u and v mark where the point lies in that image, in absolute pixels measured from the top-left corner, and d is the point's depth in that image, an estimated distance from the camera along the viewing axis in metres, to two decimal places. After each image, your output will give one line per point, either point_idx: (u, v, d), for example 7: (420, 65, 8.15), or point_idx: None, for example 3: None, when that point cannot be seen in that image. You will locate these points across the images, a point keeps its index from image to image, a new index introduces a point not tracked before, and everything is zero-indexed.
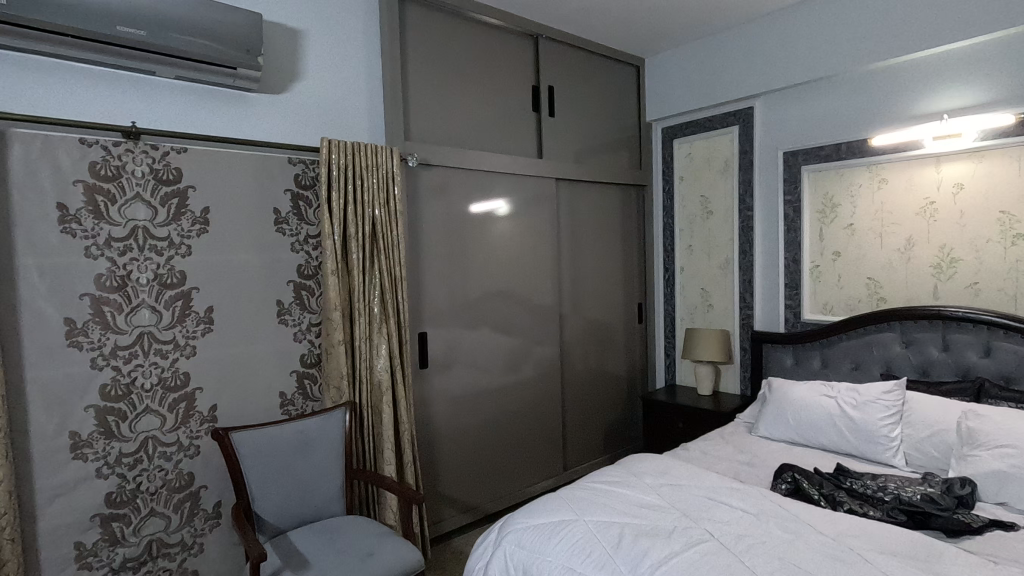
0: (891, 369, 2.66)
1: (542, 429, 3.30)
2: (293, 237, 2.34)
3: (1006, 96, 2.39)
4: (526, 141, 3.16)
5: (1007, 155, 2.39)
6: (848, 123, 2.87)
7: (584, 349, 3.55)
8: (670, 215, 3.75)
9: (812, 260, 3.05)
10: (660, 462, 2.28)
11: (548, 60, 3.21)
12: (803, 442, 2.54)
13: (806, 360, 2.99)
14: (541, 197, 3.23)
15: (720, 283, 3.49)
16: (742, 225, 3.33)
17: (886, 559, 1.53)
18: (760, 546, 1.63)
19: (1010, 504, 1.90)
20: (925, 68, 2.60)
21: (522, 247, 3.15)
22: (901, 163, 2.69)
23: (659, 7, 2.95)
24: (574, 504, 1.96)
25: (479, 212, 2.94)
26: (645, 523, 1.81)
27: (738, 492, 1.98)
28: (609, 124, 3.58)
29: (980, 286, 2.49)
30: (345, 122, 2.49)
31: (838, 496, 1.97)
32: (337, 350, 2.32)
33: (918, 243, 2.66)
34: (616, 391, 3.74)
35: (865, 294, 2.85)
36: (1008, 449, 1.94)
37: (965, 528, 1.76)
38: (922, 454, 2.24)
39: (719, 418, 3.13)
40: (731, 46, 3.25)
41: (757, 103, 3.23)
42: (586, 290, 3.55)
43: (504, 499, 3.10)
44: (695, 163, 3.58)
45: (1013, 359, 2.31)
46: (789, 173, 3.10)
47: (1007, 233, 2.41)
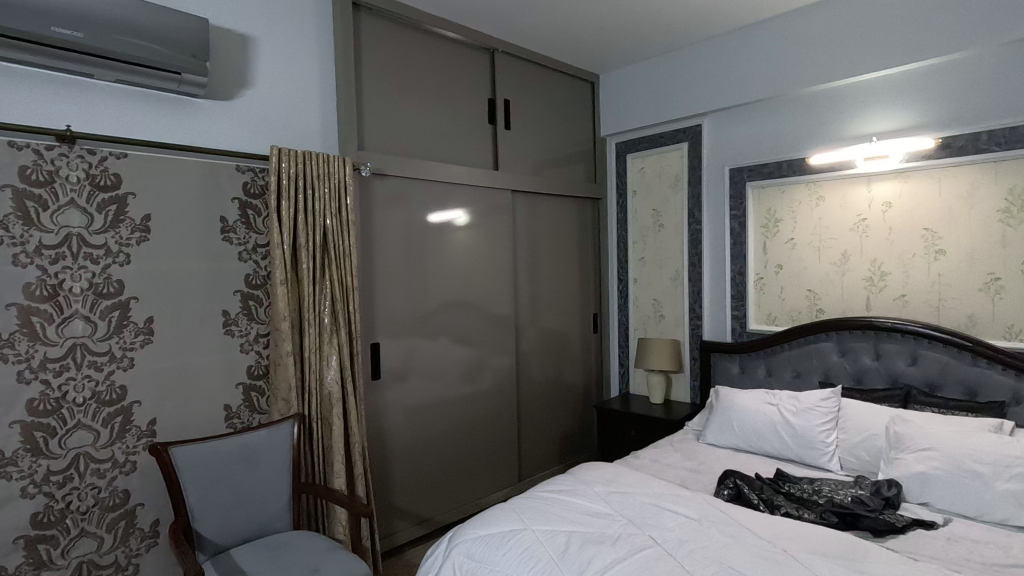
0: (829, 377, 2.79)
1: (498, 439, 3.30)
2: (241, 246, 2.29)
3: (930, 121, 2.56)
4: (482, 153, 3.18)
5: (929, 176, 2.56)
6: (788, 143, 3.02)
7: (540, 359, 3.58)
8: (624, 227, 3.84)
9: (756, 273, 3.17)
10: (610, 470, 2.32)
11: (504, 75, 3.26)
12: (747, 449, 2.64)
13: (751, 369, 3.10)
14: (498, 208, 3.26)
15: (671, 294, 3.59)
16: (691, 238, 3.44)
17: (817, 560, 1.60)
18: (700, 550, 1.68)
19: (932, 504, 2.01)
20: (856, 94, 2.77)
21: (478, 257, 3.16)
22: (835, 182, 2.84)
23: (611, 26, 3.04)
24: (523, 514, 1.97)
25: (435, 222, 2.95)
26: (593, 531, 1.84)
27: (683, 498, 2.03)
28: (564, 137, 3.65)
29: (907, 298, 2.64)
30: (297, 131, 2.46)
31: (777, 500, 2.05)
32: (286, 361, 2.28)
33: (852, 257, 2.81)
34: (572, 400, 3.78)
35: (804, 305, 2.99)
36: (930, 452, 2.07)
37: (890, 528, 1.86)
38: (855, 458, 2.36)
39: (669, 426, 3.21)
40: (681, 66, 3.37)
41: (705, 121, 3.35)
42: (543, 301, 3.59)
43: (459, 511, 3.09)
44: (647, 178, 3.68)
45: (937, 367, 2.47)
46: (734, 188, 3.22)
47: (931, 249, 2.57)
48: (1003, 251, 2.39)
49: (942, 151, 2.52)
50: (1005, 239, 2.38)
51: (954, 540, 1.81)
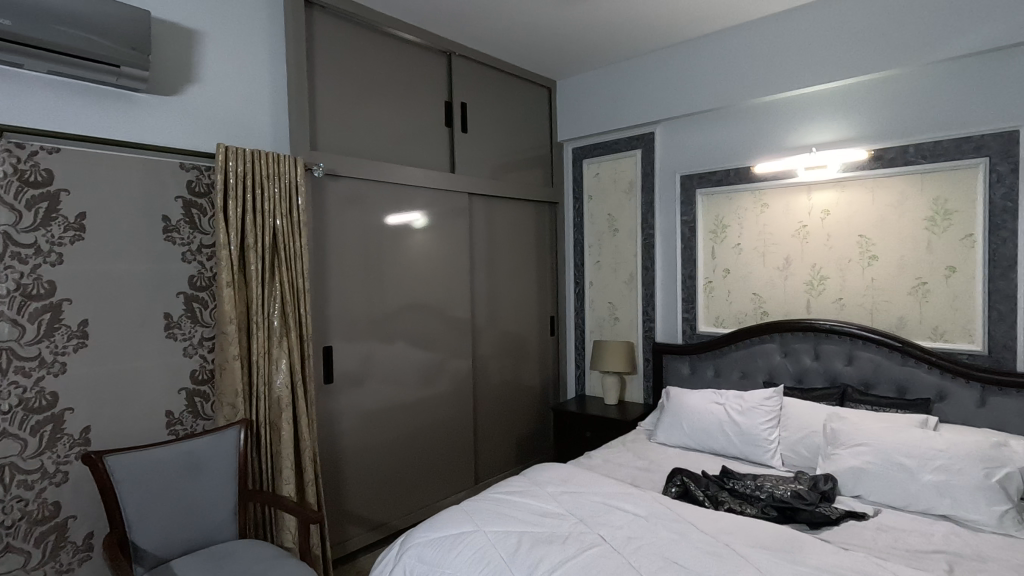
0: (772, 377, 2.91)
1: (455, 442, 3.29)
2: (185, 246, 2.22)
3: (864, 134, 2.71)
4: (439, 155, 3.18)
5: (864, 186, 2.71)
6: (735, 152, 3.14)
7: (498, 362, 3.59)
8: (580, 231, 3.90)
9: (706, 276, 3.27)
10: (563, 470, 2.35)
11: (461, 78, 3.27)
12: (696, 447, 2.72)
13: (701, 370, 3.20)
14: (456, 211, 3.26)
15: (626, 297, 3.66)
16: (645, 243, 3.53)
17: (755, 552, 1.67)
18: (646, 547, 1.72)
19: (863, 496, 2.12)
20: (798, 106, 2.90)
21: (436, 260, 3.16)
22: (778, 189, 2.97)
23: (566, 34, 3.09)
24: (474, 516, 1.97)
25: (392, 225, 2.93)
26: (543, 531, 1.86)
27: (632, 496, 2.08)
28: (522, 142, 3.68)
29: (844, 301, 2.78)
30: (245, 129, 2.40)
31: (721, 496, 2.12)
32: (233, 365, 2.21)
33: (794, 262, 2.94)
34: (529, 402, 3.81)
35: (750, 308, 3.10)
36: (863, 447, 2.18)
37: (825, 520, 1.95)
38: (795, 454, 2.46)
39: (623, 426, 3.27)
40: (635, 74, 3.45)
41: (658, 129, 3.45)
42: (501, 304, 3.61)
43: (414, 515, 3.06)
44: (603, 183, 3.75)
45: (870, 367, 2.61)
46: (685, 195, 3.32)
47: (865, 254, 2.72)
48: (930, 257, 2.55)
49: (875, 162, 2.67)
50: (931, 246, 2.54)
51: (882, 530, 1.92)
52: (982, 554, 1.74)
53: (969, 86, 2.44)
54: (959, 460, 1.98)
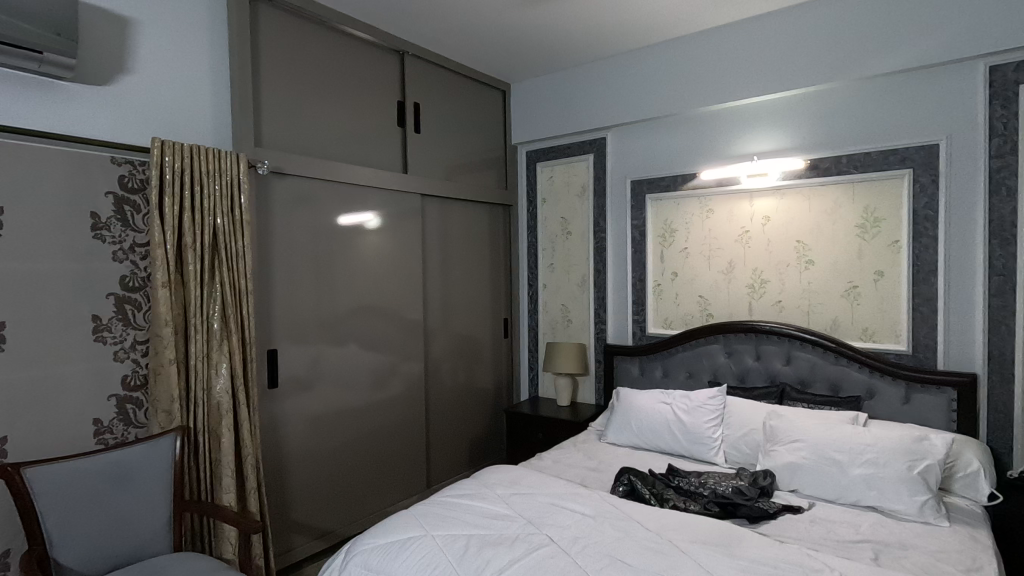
0: (717, 377, 3.01)
1: (406, 446, 3.24)
2: (116, 245, 2.10)
3: (801, 144, 2.84)
4: (390, 155, 3.13)
5: (801, 194, 2.84)
6: (682, 159, 3.23)
7: (452, 365, 3.56)
8: (533, 234, 3.92)
9: (655, 279, 3.35)
10: (513, 472, 2.36)
11: (413, 78, 3.23)
12: (644, 446, 2.78)
13: (650, 371, 3.28)
14: (409, 212, 3.22)
15: (578, 300, 3.71)
16: (597, 246, 3.58)
17: (697, 547, 1.71)
18: (593, 546, 1.74)
19: (799, 490, 2.22)
20: (741, 115, 3.01)
21: (389, 261, 3.11)
22: (722, 196, 3.07)
23: (519, 38, 3.11)
24: (423, 520, 1.95)
25: (344, 225, 2.87)
26: (492, 533, 1.86)
27: (580, 496, 2.10)
28: (476, 143, 3.68)
29: (783, 304, 2.90)
30: (183, 123, 2.30)
31: (666, 494, 2.17)
32: (168, 369, 2.11)
33: (737, 266, 3.05)
34: (482, 404, 3.79)
35: (696, 310, 3.20)
36: (799, 443, 2.28)
37: (763, 514, 2.02)
38: (737, 451, 2.55)
39: (574, 427, 3.31)
40: (587, 80, 3.50)
41: (609, 135, 3.51)
42: (455, 307, 3.59)
43: (363, 521, 3.00)
44: (556, 186, 3.79)
45: (806, 366, 2.74)
46: (635, 199, 3.40)
47: (803, 259, 2.85)
48: (860, 262, 2.69)
49: (811, 172, 2.80)
50: (861, 252, 2.69)
51: (816, 522, 2.01)
52: (905, 542, 1.85)
53: (895, 102, 2.60)
54: (885, 454, 2.10)
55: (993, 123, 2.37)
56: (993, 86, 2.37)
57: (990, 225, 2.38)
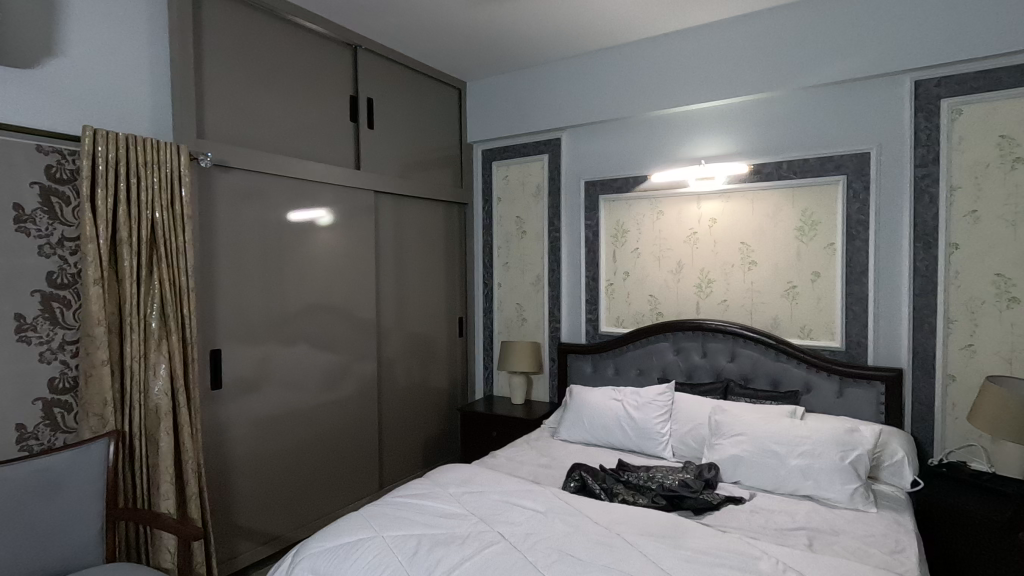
0: (666, 374, 3.10)
1: (358, 447, 3.18)
2: (42, 239, 1.98)
3: (745, 150, 2.96)
4: (343, 151, 3.07)
5: (746, 198, 2.95)
6: (634, 161, 3.30)
7: (405, 364, 3.52)
8: (488, 233, 3.92)
9: (607, 279, 3.42)
10: (465, 471, 2.35)
11: (366, 72, 3.18)
12: (596, 443, 2.83)
13: (602, 369, 3.34)
14: (362, 209, 3.17)
15: (533, 299, 3.74)
16: (551, 245, 3.62)
17: (644, 539, 1.76)
18: (543, 541, 1.76)
19: (741, 482, 2.31)
20: (690, 120, 3.11)
21: (340, 259, 3.05)
22: (672, 198, 3.17)
23: (475, 36, 3.11)
24: (373, 521, 1.92)
25: (294, 222, 2.79)
26: (443, 532, 1.85)
27: (532, 493, 2.12)
28: (431, 141, 3.65)
29: (728, 303, 3.02)
30: (119, 112, 2.19)
31: (616, 488, 2.22)
32: (101, 371, 2.00)
33: (685, 266, 3.14)
34: (436, 404, 3.77)
35: (647, 309, 3.28)
36: (741, 436, 2.38)
37: (708, 506, 2.10)
38: (684, 445, 2.63)
39: (528, 425, 3.33)
40: (542, 80, 3.53)
41: (563, 136, 3.55)
42: (409, 305, 3.55)
43: (312, 525, 2.93)
44: (511, 186, 3.81)
45: (749, 362, 2.86)
46: (589, 200, 3.45)
47: (746, 260, 2.96)
48: (798, 263, 2.83)
49: (754, 176, 2.92)
50: (800, 254, 2.82)
51: (756, 511, 2.10)
52: (836, 528, 1.96)
53: (831, 112, 2.74)
54: (819, 445, 2.21)
55: (917, 133, 2.53)
56: (918, 99, 2.53)
57: (914, 229, 2.55)
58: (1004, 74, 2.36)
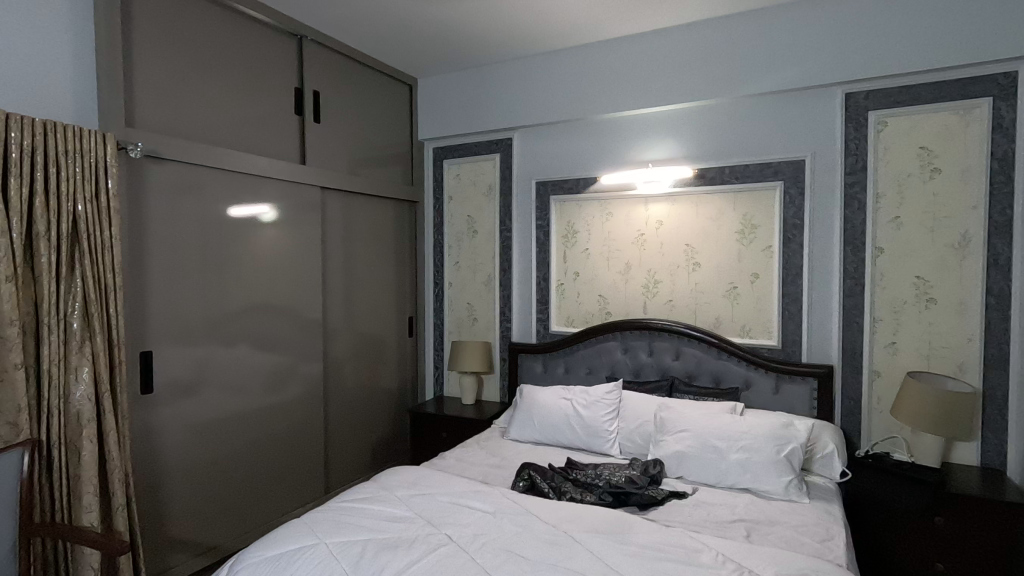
0: (614, 372, 3.16)
1: (303, 451, 3.08)
2: None
3: (690, 155, 3.04)
4: (287, 145, 2.96)
5: (691, 201, 3.04)
6: (585, 162, 3.34)
7: (354, 365, 3.44)
8: (439, 231, 3.88)
9: (558, 279, 3.45)
10: (414, 473, 2.32)
11: (313, 64, 3.08)
12: (545, 442, 2.85)
13: (552, 368, 3.37)
14: (309, 206, 3.06)
15: (484, 298, 3.72)
16: (502, 245, 3.62)
17: (591, 536, 1.78)
18: (491, 542, 1.75)
19: (685, 477, 2.38)
20: (639, 124, 3.17)
21: (285, 257, 2.94)
22: (620, 200, 3.23)
23: (426, 32, 3.07)
24: (316, 528, 1.87)
25: (235, 217, 2.68)
26: (390, 536, 1.81)
27: (481, 494, 2.11)
28: (381, 136, 3.57)
29: (674, 303, 3.10)
30: (36, 97, 2.04)
31: (564, 487, 2.24)
32: (14, 375, 1.85)
33: (633, 267, 3.21)
34: (386, 405, 3.69)
35: (596, 309, 3.33)
36: (685, 433, 2.45)
37: (653, 501, 2.14)
38: (631, 442, 2.68)
39: (478, 425, 3.32)
40: (494, 79, 3.52)
41: (515, 136, 3.56)
42: (358, 305, 3.47)
43: (253, 533, 2.81)
44: (463, 185, 3.78)
45: (693, 361, 2.95)
46: (540, 200, 3.47)
47: (691, 262, 3.05)
48: (739, 265, 2.93)
49: (698, 180, 3.01)
50: (741, 255, 2.93)
51: (698, 505, 2.16)
52: (772, 518, 2.04)
53: (771, 120, 2.85)
54: (757, 439, 2.31)
55: (847, 143, 2.68)
56: (848, 110, 2.68)
57: (844, 233, 2.69)
58: (923, 91, 2.53)
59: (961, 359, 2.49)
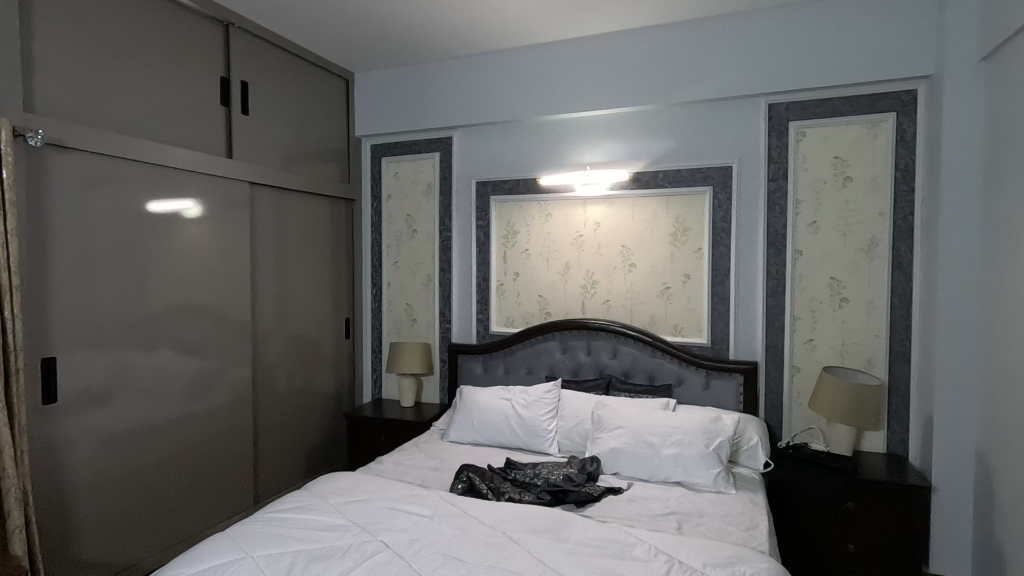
0: (553, 372, 3.19)
1: (231, 459, 2.92)
2: None
3: (626, 159, 3.12)
4: (212, 137, 2.80)
5: (627, 203, 3.12)
6: (524, 163, 3.36)
7: (287, 368, 3.30)
8: (377, 230, 3.79)
9: (498, 280, 3.45)
10: (349, 479, 2.25)
11: (241, 53, 2.93)
12: (484, 442, 2.84)
13: (492, 368, 3.37)
14: (238, 202, 2.91)
15: (423, 298, 3.67)
16: (442, 245, 3.58)
17: (528, 536, 1.79)
18: (427, 547, 1.72)
19: (620, 473, 2.44)
20: (577, 127, 3.22)
21: (211, 256, 2.78)
22: (559, 201, 3.27)
23: (362, 26, 2.99)
24: (242, 541, 1.77)
25: (156, 213, 2.51)
26: (322, 546, 1.75)
27: (418, 497, 2.07)
28: (316, 131, 3.45)
29: (611, 303, 3.17)
30: None
31: (503, 487, 2.24)
32: None
33: (572, 267, 3.26)
34: (321, 410, 3.57)
35: (535, 309, 3.35)
36: (621, 430, 2.50)
37: (589, 498, 2.18)
38: (569, 441, 2.72)
39: (418, 428, 3.27)
40: (433, 77, 3.47)
41: (455, 135, 3.52)
42: (291, 306, 3.32)
43: (175, 549, 2.63)
44: (401, 183, 3.71)
45: (629, 359, 3.03)
46: (480, 200, 3.46)
47: (627, 263, 3.13)
48: (672, 266, 3.04)
49: (634, 184, 3.10)
50: (674, 257, 3.03)
51: (633, 500, 2.22)
52: (702, 510, 2.13)
53: (701, 127, 2.97)
54: (688, 434, 2.39)
55: (770, 151, 2.83)
56: (771, 120, 2.83)
57: (768, 236, 2.84)
58: (837, 104, 2.71)
59: (870, 354, 2.69)
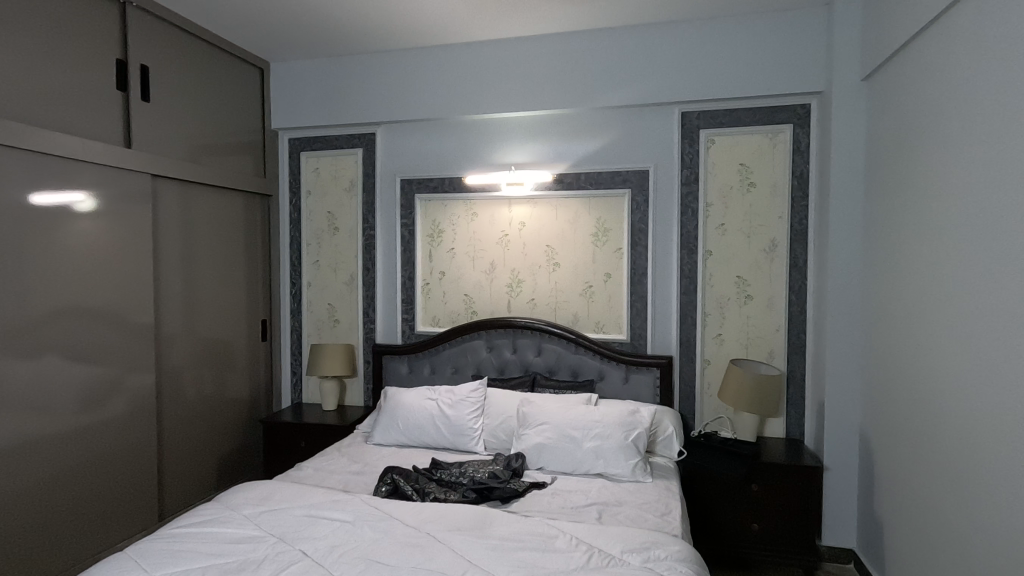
0: (479, 370, 3.21)
1: (131, 472, 2.70)
2: None
3: (550, 160, 3.18)
4: (108, 124, 2.57)
5: (550, 204, 3.19)
6: (450, 162, 3.34)
7: (195, 374, 3.09)
8: (296, 228, 3.64)
9: (424, 279, 3.42)
10: (265, 488, 2.14)
11: (140, 34, 2.71)
12: (410, 443, 2.81)
13: (418, 368, 3.33)
14: (138, 195, 2.70)
15: (345, 298, 3.57)
16: (366, 243, 3.50)
17: (452, 535, 1.79)
18: (348, 553, 1.68)
19: (545, 467, 2.49)
20: (502, 127, 3.25)
21: (107, 253, 2.56)
22: (484, 201, 3.28)
23: (278, 14, 2.85)
24: (143, 561, 1.64)
25: (39, 206, 2.27)
26: (234, 560, 1.66)
27: (339, 503, 2.01)
28: (227, 122, 3.26)
29: (536, 302, 3.23)
30: None
31: (428, 488, 2.22)
32: None
33: (497, 266, 3.28)
34: (234, 417, 3.38)
35: (461, 308, 3.35)
36: (545, 425, 2.56)
37: (514, 494, 2.21)
38: (495, 438, 2.75)
39: (341, 432, 3.18)
40: (355, 70, 3.38)
41: (378, 130, 3.44)
42: (200, 307, 3.12)
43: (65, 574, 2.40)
44: (322, 179, 3.58)
45: (553, 356, 3.10)
46: (405, 198, 3.41)
47: (551, 262, 3.20)
48: (594, 265, 3.14)
49: (557, 185, 3.17)
50: (595, 256, 3.14)
51: (556, 493, 2.28)
52: (620, 499, 2.22)
53: (620, 132, 3.08)
54: (608, 427, 2.48)
55: (684, 156, 2.99)
56: (683, 127, 2.99)
57: (681, 238, 3.01)
58: (742, 114, 2.91)
59: (771, 346, 2.91)
